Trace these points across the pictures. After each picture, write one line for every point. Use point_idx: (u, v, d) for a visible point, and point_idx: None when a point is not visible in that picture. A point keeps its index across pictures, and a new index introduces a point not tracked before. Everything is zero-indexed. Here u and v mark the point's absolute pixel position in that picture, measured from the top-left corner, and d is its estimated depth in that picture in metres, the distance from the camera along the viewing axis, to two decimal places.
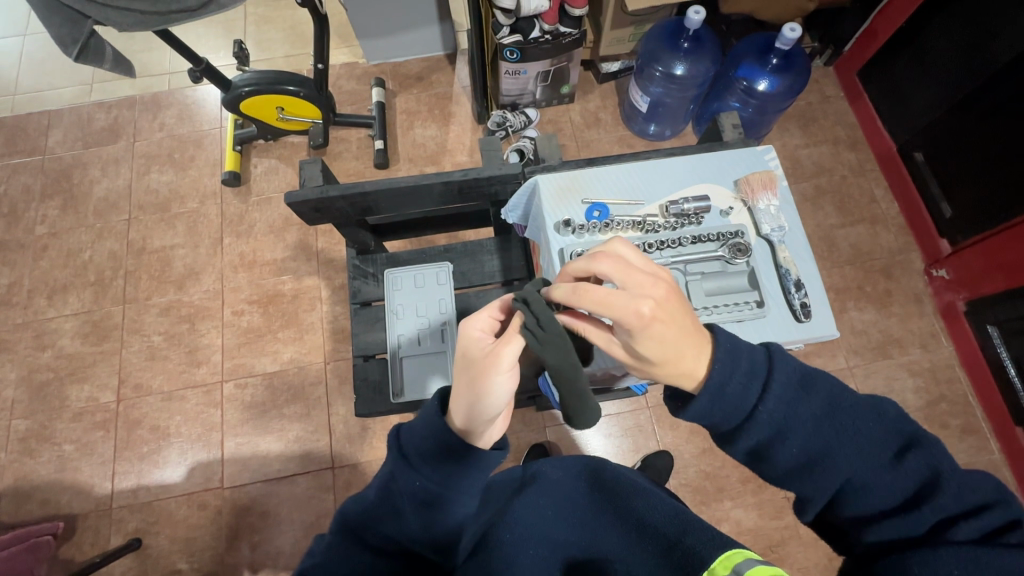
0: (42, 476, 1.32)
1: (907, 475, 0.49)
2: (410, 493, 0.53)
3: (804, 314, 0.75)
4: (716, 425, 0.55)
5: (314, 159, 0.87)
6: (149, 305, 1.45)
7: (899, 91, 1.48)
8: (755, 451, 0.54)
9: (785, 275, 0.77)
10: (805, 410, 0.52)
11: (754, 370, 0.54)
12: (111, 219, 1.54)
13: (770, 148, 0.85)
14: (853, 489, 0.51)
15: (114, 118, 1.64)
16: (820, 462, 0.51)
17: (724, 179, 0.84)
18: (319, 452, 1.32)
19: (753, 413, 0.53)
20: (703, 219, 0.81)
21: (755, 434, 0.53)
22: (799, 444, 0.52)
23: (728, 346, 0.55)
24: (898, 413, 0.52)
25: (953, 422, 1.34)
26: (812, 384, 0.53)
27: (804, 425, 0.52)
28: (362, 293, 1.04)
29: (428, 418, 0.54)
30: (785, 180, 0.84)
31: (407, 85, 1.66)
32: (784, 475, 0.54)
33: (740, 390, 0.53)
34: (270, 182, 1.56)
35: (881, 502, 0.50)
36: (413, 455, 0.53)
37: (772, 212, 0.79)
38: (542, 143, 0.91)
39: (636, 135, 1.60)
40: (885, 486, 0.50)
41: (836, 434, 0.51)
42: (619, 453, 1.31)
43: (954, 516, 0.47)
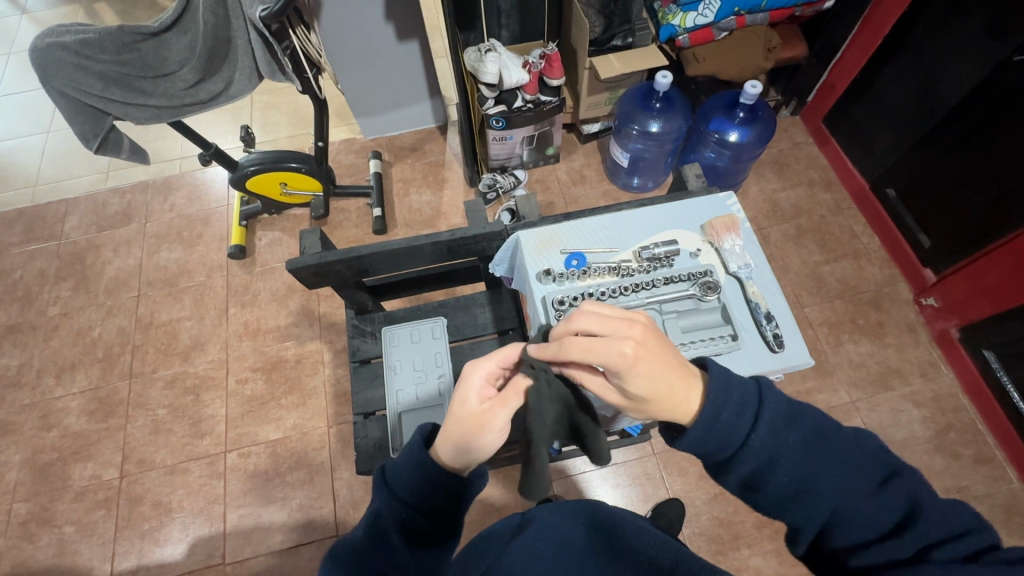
0: (40, 562, 1.29)
1: (891, 503, 0.52)
2: (400, 526, 0.58)
3: (778, 344, 0.78)
4: (710, 455, 0.58)
5: (313, 229, 0.93)
6: (155, 378, 1.48)
7: (862, 134, 1.58)
8: (748, 481, 0.56)
9: (756, 309, 0.80)
10: (793, 439, 0.55)
11: (746, 403, 0.56)
12: (121, 296, 1.60)
13: (730, 194, 0.91)
14: (842, 517, 0.53)
15: (128, 202, 1.74)
16: (809, 489, 0.54)
17: (691, 224, 0.89)
18: (323, 519, 1.29)
19: (747, 441, 0.55)
20: (674, 261, 0.86)
21: (748, 463, 0.56)
22: (790, 473, 0.54)
23: (720, 378, 0.57)
24: (879, 445, 0.55)
25: (965, 452, 1.31)
26: (801, 416, 0.56)
27: (792, 455, 0.54)
28: (361, 351, 1.07)
29: (413, 454, 0.60)
30: (748, 222, 0.89)
31: (402, 155, 1.77)
32: (775, 503, 0.56)
33: (733, 421, 0.56)
34: (274, 253, 1.63)
35: (869, 529, 0.52)
36: (402, 491, 0.59)
37: (737, 251, 0.84)
38: (522, 203, 0.96)
39: (621, 188, 1.68)
40: (872, 512, 0.52)
41: (824, 463, 0.54)
42: (628, 504, 1.28)
43: (937, 541, 0.49)
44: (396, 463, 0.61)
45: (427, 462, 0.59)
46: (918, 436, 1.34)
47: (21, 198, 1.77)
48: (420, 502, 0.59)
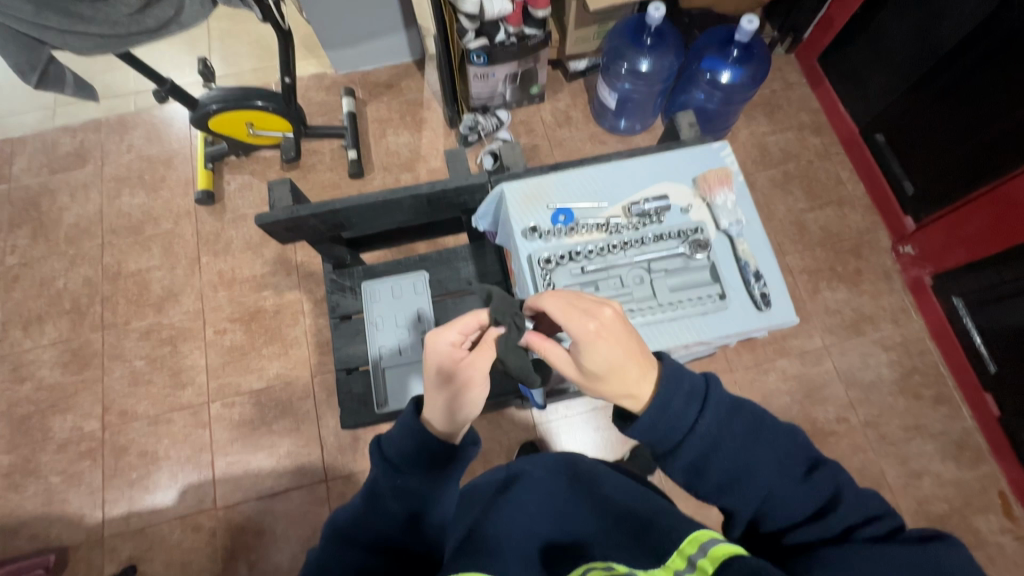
0: (30, 510, 1.30)
1: (817, 490, 0.54)
2: (392, 491, 0.56)
3: (765, 303, 0.78)
4: (657, 444, 0.60)
5: (282, 180, 0.87)
6: (129, 330, 1.44)
7: (858, 75, 1.52)
8: (692, 467, 0.59)
9: (745, 267, 0.80)
10: (733, 427, 0.57)
11: (694, 393, 0.59)
12: (84, 245, 1.52)
13: (725, 144, 0.87)
14: (770, 503, 0.55)
15: (80, 142, 1.61)
16: (743, 475, 0.56)
17: (683, 177, 0.86)
18: (312, 465, 1.32)
19: (694, 428, 0.58)
20: (664, 217, 0.84)
21: (692, 451, 0.58)
22: (728, 459, 0.56)
23: (672, 369, 0.60)
24: (803, 437, 0.58)
25: (926, 393, 1.39)
26: (741, 407, 0.58)
27: (733, 441, 0.57)
28: (340, 306, 1.05)
29: (408, 421, 0.59)
30: (741, 174, 0.86)
31: (377, 93, 1.66)
32: (713, 491, 0.58)
33: (681, 408, 0.58)
34: (245, 198, 1.55)
35: (793, 514, 0.54)
36: (396, 457, 0.58)
37: (730, 207, 0.82)
38: (507, 152, 0.92)
39: (607, 131, 1.62)
40: (798, 498, 0.54)
41: (756, 449, 0.56)
42: (607, 445, 1.33)
43: (854, 524, 0.52)
44: (391, 434, 0.60)
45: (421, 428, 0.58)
46: (884, 379, 1.40)
47: None
48: (414, 468, 0.57)
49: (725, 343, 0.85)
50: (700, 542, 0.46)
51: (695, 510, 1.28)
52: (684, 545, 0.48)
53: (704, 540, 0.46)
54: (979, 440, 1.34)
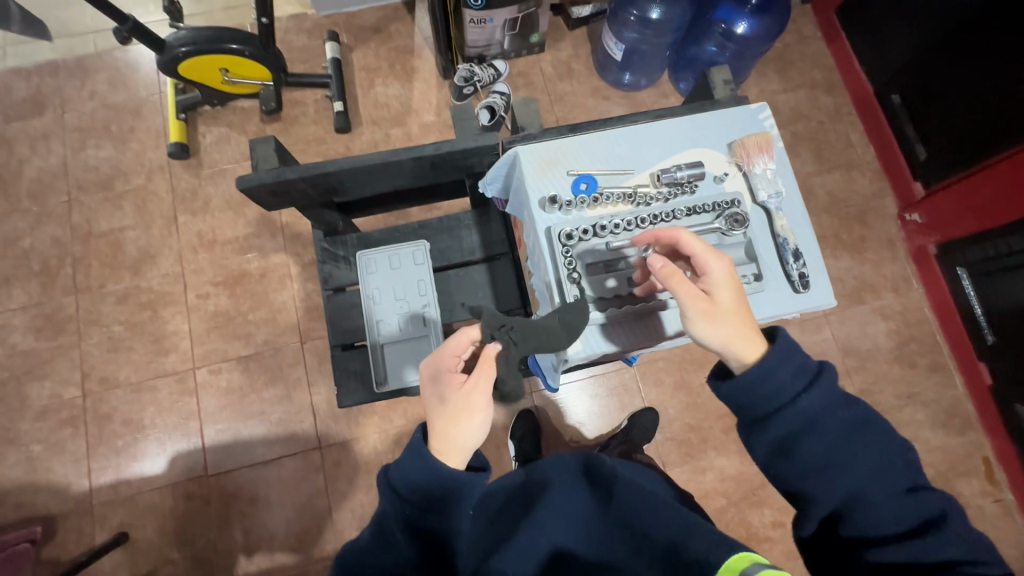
0: (13, 479, 1.26)
1: (915, 509, 0.57)
2: (404, 523, 0.58)
3: (802, 285, 0.76)
4: (751, 409, 0.61)
5: (267, 137, 0.79)
6: (105, 294, 1.36)
7: (879, 29, 1.43)
8: (784, 446, 0.60)
9: (783, 245, 0.76)
10: (839, 417, 0.59)
11: (804, 373, 0.60)
12: (49, 201, 1.41)
13: (765, 107, 0.83)
14: (860, 504, 0.57)
15: (36, 87, 1.47)
16: (838, 465, 0.58)
17: (718, 143, 0.82)
18: (305, 433, 1.29)
19: (794, 404, 0.59)
20: (696, 187, 0.80)
21: (790, 426, 0.59)
22: (828, 447, 0.58)
23: (783, 346, 0.61)
24: (912, 462, 0.60)
25: (922, 361, 1.39)
26: (853, 406, 0.60)
27: (835, 432, 0.59)
28: (334, 278, 0.99)
29: (414, 452, 0.59)
30: (780, 141, 0.83)
31: (363, 38, 1.53)
32: (802, 474, 0.59)
33: (785, 385, 0.60)
34: (223, 153, 1.44)
35: (886, 525, 0.57)
36: (404, 489, 0.58)
37: (769, 176, 0.78)
38: (519, 112, 0.85)
39: (611, 86, 1.53)
40: (893, 510, 0.57)
41: (861, 450, 0.58)
42: (604, 413, 1.32)
43: (952, 559, 0.54)
44: (399, 462, 0.60)
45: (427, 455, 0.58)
46: (881, 347, 1.40)
47: None
48: (422, 499, 0.58)
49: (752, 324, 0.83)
50: (742, 568, 0.45)
51: (690, 477, 1.29)
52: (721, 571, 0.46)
53: (747, 565, 0.45)
54: (969, 407, 1.36)
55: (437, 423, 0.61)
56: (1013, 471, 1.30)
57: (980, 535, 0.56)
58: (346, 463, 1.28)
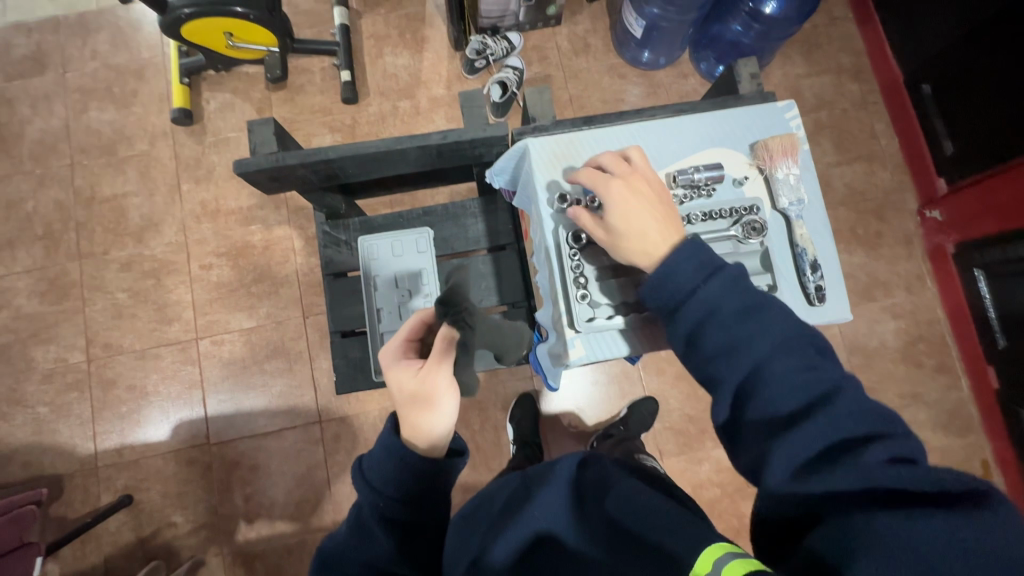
0: (20, 439, 1.29)
1: (817, 389, 0.50)
2: (380, 518, 0.56)
3: (818, 298, 0.74)
4: (658, 300, 0.61)
5: (266, 119, 0.77)
6: (108, 260, 1.35)
7: (911, 16, 1.37)
8: (692, 333, 0.58)
9: (802, 256, 0.74)
10: (733, 301, 0.57)
11: (705, 265, 0.59)
12: (52, 164, 1.39)
13: (792, 105, 0.80)
14: (762, 380, 0.53)
15: (37, 44, 1.43)
16: (732, 348, 0.55)
17: (739, 143, 0.79)
18: (306, 406, 1.30)
19: (696, 289, 0.58)
20: (714, 190, 0.77)
21: (690, 309, 0.58)
22: (734, 329, 0.55)
23: (687, 245, 0.61)
24: (823, 354, 0.54)
25: (928, 361, 1.38)
26: (757, 298, 0.57)
27: (729, 314, 0.56)
28: (334, 262, 0.97)
29: (381, 442, 0.57)
30: (807, 143, 0.80)
31: (373, 4, 1.47)
32: (705, 362, 0.57)
33: (686, 270, 0.59)
34: (227, 120, 1.41)
35: (785, 402, 0.50)
36: (377, 481, 0.56)
37: (792, 182, 0.76)
38: (532, 98, 0.81)
39: (629, 63, 1.47)
40: (796, 385, 0.51)
41: (757, 328, 0.54)
42: (604, 400, 1.32)
43: (851, 438, 0.47)
44: (371, 453, 0.59)
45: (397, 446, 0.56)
46: (888, 345, 1.38)
47: None
48: (395, 492, 0.56)
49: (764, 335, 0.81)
50: (711, 562, 0.42)
51: (686, 466, 1.30)
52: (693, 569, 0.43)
53: (718, 558, 0.42)
54: (972, 410, 1.35)
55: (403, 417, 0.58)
56: (1010, 475, 1.30)
57: (895, 415, 0.49)
58: (347, 437, 1.29)
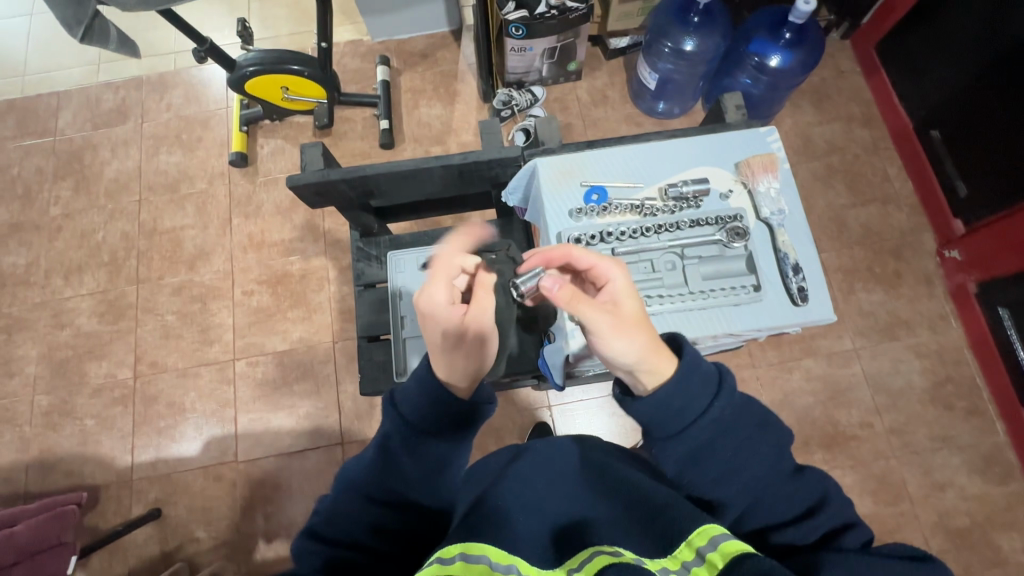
0: (66, 449, 1.37)
1: (803, 491, 0.60)
2: (408, 451, 0.60)
3: (801, 298, 0.80)
4: (660, 427, 0.59)
5: (315, 143, 0.88)
6: (162, 285, 1.48)
7: (916, 67, 1.44)
8: (692, 454, 0.59)
9: (783, 259, 0.81)
10: (733, 419, 0.59)
11: (710, 379, 0.59)
12: (122, 200, 1.56)
13: (772, 130, 0.88)
14: (762, 502, 0.60)
15: (122, 99, 1.64)
16: (736, 471, 0.59)
17: (725, 161, 0.87)
18: (329, 427, 1.36)
19: (706, 412, 0.58)
20: (702, 202, 0.86)
21: (699, 435, 0.58)
22: (734, 450, 0.59)
23: (691, 357, 0.59)
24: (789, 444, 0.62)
25: (958, 404, 1.34)
26: (750, 404, 0.60)
27: (733, 439, 0.59)
28: (365, 275, 1.07)
29: (420, 380, 0.61)
30: (787, 162, 0.87)
31: (412, 63, 1.64)
32: (708, 483, 0.59)
33: (699, 389, 0.58)
34: (277, 163, 1.57)
35: (780, 513, 0.59)
36: (411, 415, 0.60)
37: (772, 195, 0.83)
38: (542, 127, 0.94)
39: (644, 113, 1.58)
40: (789, 493, 0.59)
41: (757, 446, 0.59)
42: (620, 431, 1.33)
43: (828, 530, 0.58)
44: (405, 388, 0.63)
45: (438, 387, 0.61)
46: (914, 386, 1.35)
47: (9, 89, 1.67)
48: (430, 432, 0.60)
49: (758, 337, 0.86)
50: (711, 535, 0.48)
51: None
52: (692, 538, 0.49)
53: (716, 533, 0.48)
54: (1010, 456, 1.29)
55: (439, 354, 0.64)
56: None
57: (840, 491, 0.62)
58: None
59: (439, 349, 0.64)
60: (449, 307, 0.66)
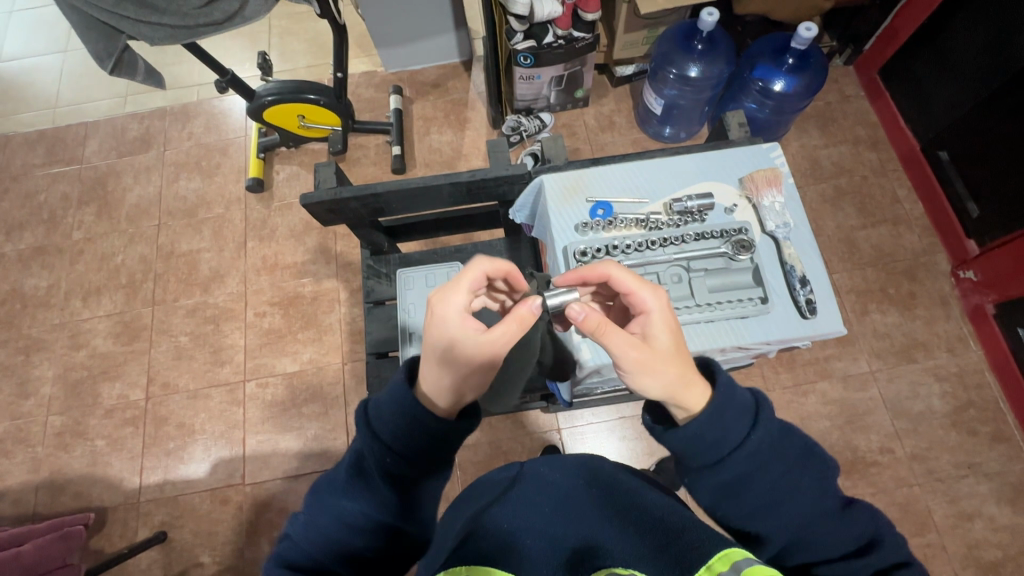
0: (76, 470, 1.37)
1: (855, 528, 0.54)
2: (382, 472, 0.57)
3: (810, 310, 0.79)
4: (695, 457, 0.57)
5: (328, 162, 0.91)
6: (177, 307, 1.51)
7: (921, 89, 1.45)
8: (726, 487, 0.57)
9: (791, 272, 0.81)
10: (772, 448, 0.56)
11: (746, 407, 0.57)
12: (142, 224, 1.60)
13: (775, 146, 0.90)
14: (804, 538, 0.55)
15: (146, 128, 1.71)
16: (780, 503, 0.55)
17: (729, 177, 0.89)
18: (337, 450, 1.35)
19: (742, 444, 0.56)
20: (706, 216, 0.87)
21: (736, 466, 0.56)
22: (771, 484, 0.55)
23: (726, 386, 0.58)
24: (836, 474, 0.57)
25: (982, 429, 1.29)
26: (789, 433, 0.58)
27: (775, 469, 0.56)
28: (375, 292, 1.09)
29: (394, 391, 0.59)
30: (791, 176, 0.88)
31: (423, 92, 1.69)
32: (748, 514, 0.57)
33: (735, 419, 0.56)
34: (292, 188, 1.61)
35: (829, 550, 0.54)
36: (383, 432, 0.57)
37: (777, 209, 0.84)
38: (548, 145, 0.94)
39: (651, 137, 1.60)
40: (836, 530, 0.54)
41: (801, 477, 0.56)
42: (631, 455, 1.30)
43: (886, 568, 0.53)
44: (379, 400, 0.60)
45: (414, 402, 0.57)
46: (935, 411, 1.31)
47: (41, 119, 1.75)
48: (406, 450, 0.57)
49: (767, 351, 0.85)
50: (734, 560, 0.44)
51: None
52: (713, 562, 0.45)
53: (737, 557, 0.43)
54: None
55: (431, 363, 0.59)
56: None
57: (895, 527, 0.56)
58: None
59: (434, 358, 0.59)
60: (461, 315, 0.60)
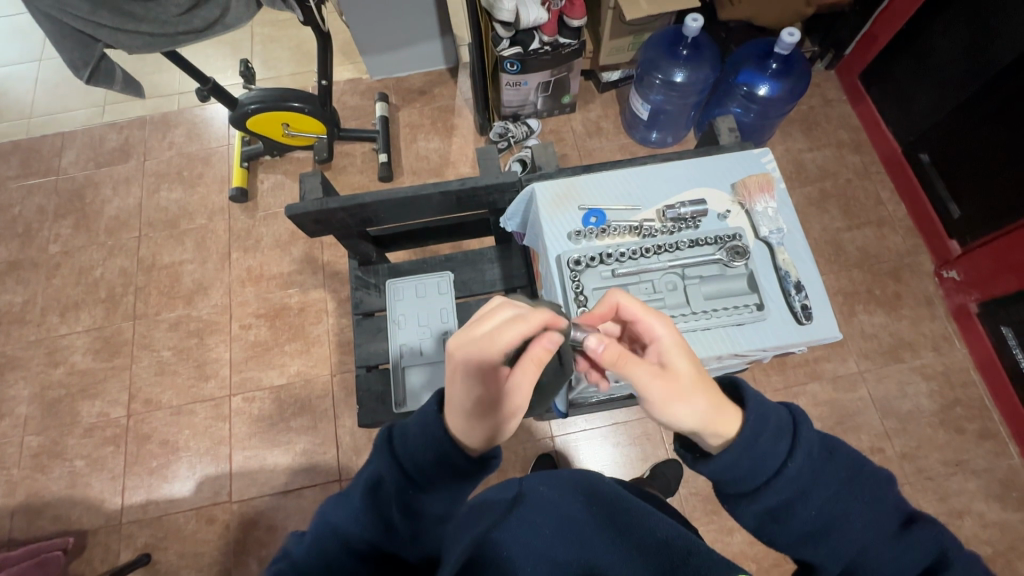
0: (54, 492, 1.33)
1: (917, 549, 0.53)
2: (401, 503, 0.55)
3: (805, 316, 0.79)
4: (733, 482, 0.57)
5: (314, 172, 0.89)
6: (159, 321, 1.47)
7: (902, 92, 1.48)
8: (770, 512, 0.56)
9: (786, 278, 0.81)
10: (824, 472, 0.55)
11: (782, 428, 0.57)
12: (122, 237, 1.56)
13: (766, 151, 0.90)
14: (863, 562, 0.54)
15: (125, 138, 1.68)
16: (833, 527, 0.54)
17: (721, 183, 0.89)
18: (326, 464, 1.32)
19: (780, 470, 0.55)
20: (700, 222, 0.86)
21: (780, 492, 0.55)
22: (814, 510, 0.55)
23: (758, 407, 0.58)
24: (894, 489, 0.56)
25: (969, 427, 1.31)
26: (833, 451, 0.57)
27: (825, 491, 0.55)
28: (364, 303, 1.07)
29: (425, 421, 0.57)
30: (783, 181, 0.88)
31: (410, 99, 1.68)
32: (796, 540, 0.56)
33: (771, 445, 0.56)
34: (277, 198, 1.59)
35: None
36: (410, 464, 0.56)
37: (770, 214, 0.84)
38: (538, 152, 0.93)
39: (638, 143, 1.61)
40: (897, 555, 0.53)
41: (854, 497, 0.55)
42: (626, 461, 1.29)
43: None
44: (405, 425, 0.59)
45: (446, 441, 0.56)
46: (923, 410, 1.33)
47: (15, 130, 1.70)
48: (427, 482, 0.57)
49: (763, 357, 0.85)
50: None
51: (716, 537, 1.23)
52: None
53: None
54: None
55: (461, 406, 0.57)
56: None
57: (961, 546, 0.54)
58: None
59: (461, 407, 0.56)
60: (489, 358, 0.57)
